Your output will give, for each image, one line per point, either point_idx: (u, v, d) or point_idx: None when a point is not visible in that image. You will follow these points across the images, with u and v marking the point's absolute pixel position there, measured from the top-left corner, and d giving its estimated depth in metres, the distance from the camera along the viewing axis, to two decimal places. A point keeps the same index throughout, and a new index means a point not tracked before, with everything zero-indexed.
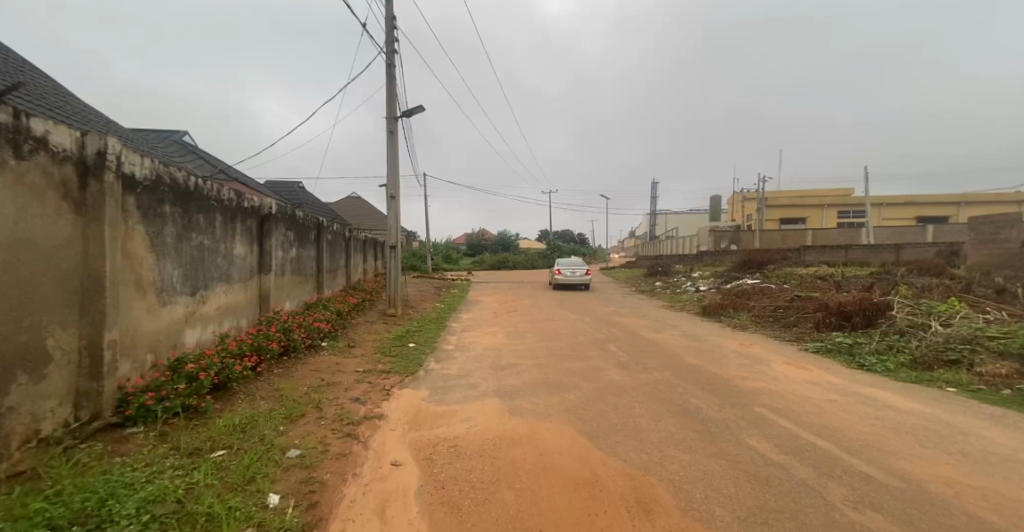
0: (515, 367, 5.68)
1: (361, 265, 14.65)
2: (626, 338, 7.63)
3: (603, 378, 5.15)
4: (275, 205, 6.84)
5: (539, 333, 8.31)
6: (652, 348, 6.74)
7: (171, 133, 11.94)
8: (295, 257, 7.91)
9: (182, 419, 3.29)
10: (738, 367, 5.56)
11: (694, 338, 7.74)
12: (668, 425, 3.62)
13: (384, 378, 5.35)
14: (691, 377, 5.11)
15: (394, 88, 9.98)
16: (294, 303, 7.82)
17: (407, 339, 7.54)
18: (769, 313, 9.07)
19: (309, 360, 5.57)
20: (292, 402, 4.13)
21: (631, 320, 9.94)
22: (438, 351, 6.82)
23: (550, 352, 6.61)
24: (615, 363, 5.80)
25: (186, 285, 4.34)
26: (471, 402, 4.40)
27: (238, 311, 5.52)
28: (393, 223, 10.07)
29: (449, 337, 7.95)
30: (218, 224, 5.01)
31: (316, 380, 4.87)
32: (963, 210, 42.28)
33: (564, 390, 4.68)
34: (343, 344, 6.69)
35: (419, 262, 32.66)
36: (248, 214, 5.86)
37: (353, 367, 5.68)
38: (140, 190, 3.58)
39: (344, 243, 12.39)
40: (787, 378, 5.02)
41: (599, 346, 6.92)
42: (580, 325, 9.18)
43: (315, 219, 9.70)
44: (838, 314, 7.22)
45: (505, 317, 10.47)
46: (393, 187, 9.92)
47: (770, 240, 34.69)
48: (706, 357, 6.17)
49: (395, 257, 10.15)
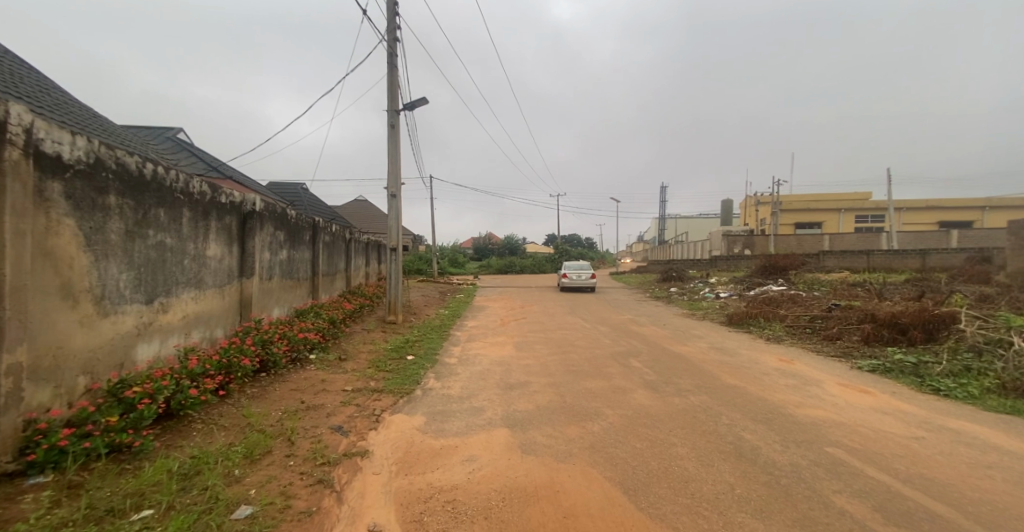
0: (525, 387, 4.94)
1: (362, 269, 14.01)
2: (649, 352, 6.82)
3: (630, 403, 4.37)
4: (262, 202, 6.20)
5: (551, 344, 7.53)
6: (680, 364, 5.93)
7: (164, 129, 11.42)
8: (284, 260, 7.26)
9: (106, 464, 2.60)
10: (787, 390, 4.74)
11: (725, 352, 6.91)
12: (723, 473, 2.83)
13: (374, 399, 4.64)
14: (734, 402, 4.32)
15: (395, 79, 9.35)
16: (283, 310, 7.18)
17: (407, 351, 6.82)
18: (804, 324, 8.23)
19: (291, 378, 4.86)
20: (258, 433, 3.42)
21: (650, 329, 9.16)
22: (439, 365, 6.11)
23: (565, 368, 5.83)
24: (640, 383, 5.02)
25: (140, 292, 3.68)
26: (474, 434, 3.64)
27: (210, 320, 4.85)
28: (394, 223, 9.41)
29: (452, 348, 7.22)
30: (187, 221, 4.36)
31: (294, 404, 4.16)
32: (987, 214, 40.78)
33: (585, 419, 3.92)
34: (333, 357, 5.98)
35: (425, 266, 32.19)
36: (227, 210, 5.22)
37: (340, 386, 4.95)
38: (69, 175, 2.93)
39: (344, 245, 11.77)
40: (851, 406, 4.19)
41: (619, 362, 6.13)
42: (595, 335, 8.39)
43: (312, 218, 9.09)
44: (891, 326, 6.42)
45: (513, 326, 9.70)
46: (393, 184, 9.27)
47: (787, 246, 33.58)
48: (745, 375, 5.36)
49: (397, 260, 9.48)
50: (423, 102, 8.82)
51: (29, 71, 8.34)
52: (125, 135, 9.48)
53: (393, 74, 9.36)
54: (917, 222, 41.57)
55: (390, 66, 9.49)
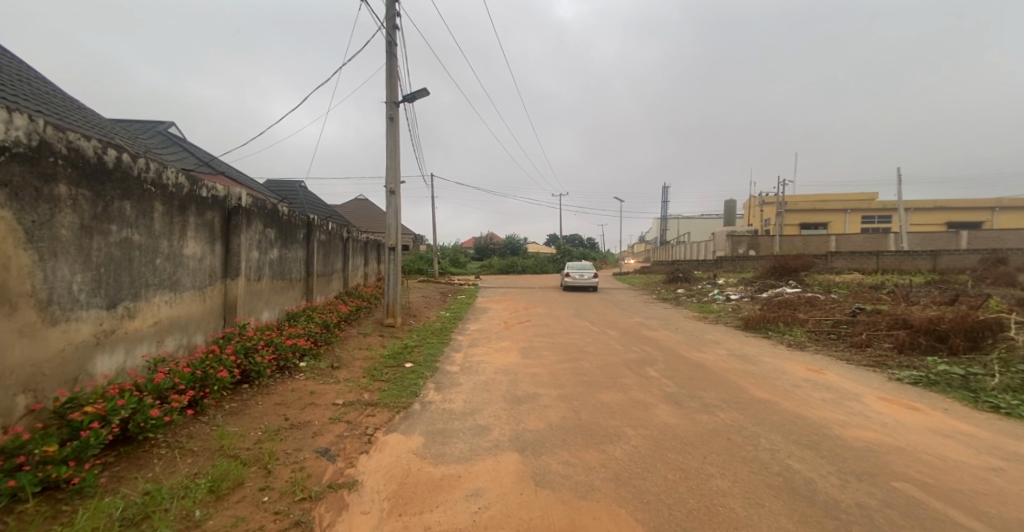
0: (535, 401, 4.47)
1: (360, 269, 13.55)
2: (666, 360, 6.34)
3: (654, 421, 3.89)
4: (249, 197, 5.75)
5: (559, 350, 7.06)
6: (702, 375, 5.46)
7: (155, 123, 10.97)
8: (274, 259, 6.79)
9: (38, 505, 2.13)
10: (827, 406, 4.26)
11: (747, 360, 6.43)
12: (779, 517, 2.37)
13: (368, 414, 4.18)
14: (771, 421, 3.85)
15: (394, 70, 8.91)
16: (273, 313, 6.71)
17: (405, 358, 6.34)
18: (827, 329, 7.75)
19: (276, 391, 4.39)
20: (231, 460, 2.95)
21: (662, 333, 8.70)
22: (439, 373, 5.66)
23: (577, 379, 5.36)
24: (661, 397, 4.55)
25: (99, 295, 3.21)
26: (480, 460, 3.18)
27: (187, 326, 4.38)
28: (393, 221, 8.95)
29: (453, 354, 6.76)
30: (159, 216, 3.89)
31: (276, 422, 3.69)
32: (997, 215, 40.19)
33: (605, 442, 3.46)
34: (325, 366, 5.52)
35: (426, 266, 31.79)
36: (208, 205, 4.76)
37: (331, 399, 4.49)
38: (6, 159, 2.46)
39: (341, 244, 11.33)
40: (905, 427, 3.72)
41: (635, 371, 5.65)
42: (605, 340, 7.92)
43: (306, 216, 8.63)
44: (929, 333, 5.97)
45: (517, 329, 9.23)
46: (393, 180, 8.82)
47: (793, 246, 33.07)
48: (777, 388, 4.88)
49: (395, 260, 9.03)
50: (424, 94, 8.37)
51: (9, 59, 7.91)
52: (112, 128, 9.05)
53: (391, 65, 8.90)
54: (924, 223, 41.02)
55: (389, 56, 9.04)
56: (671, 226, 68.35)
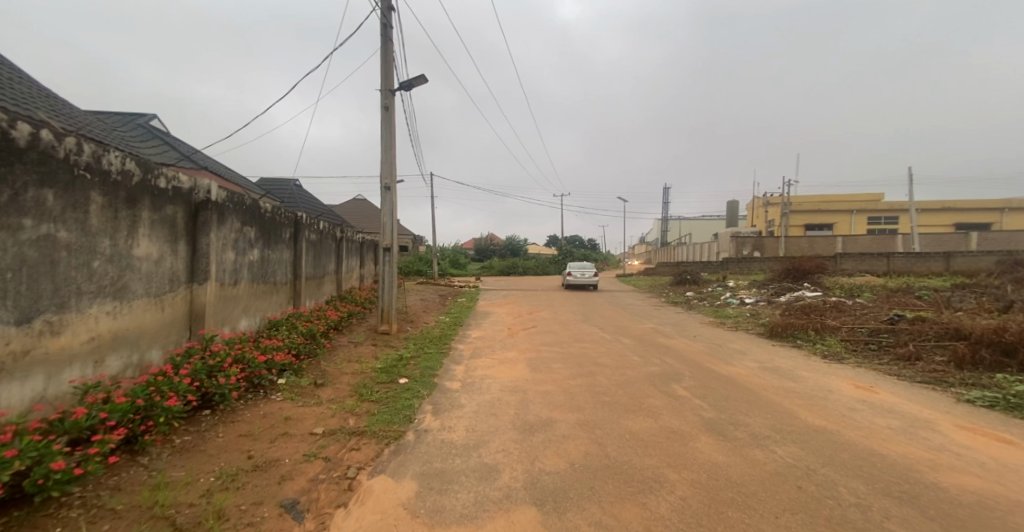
0: (550, 432, 3.77)
1: (355, 271, 12.85)
2: (693, 375, 5.63)
3: (698, 461, 3.18)
4: (222, 190, 5.06)
5: (571, 362, 6.37)
6: (739, 395, 4.75)
7: (136, 116, 10.31)
8: (253, 261, 6.09)
9: None
10: (902, 440, 3.54)
11: (783, 375, 5.73)
12: None
13: (351, 447, 3.48)
14: (842, 461, 3.14)
15: (390, 56, 8.23)
16: (252, 321, 6.01)
17: (400, 373, 5.64)
18: (865, 338, 7.06)
19: (243, 418, 3.67)
20: (164, 523, 2.25)
21: (680, 342, 8.01)
22: (438, 392, 4.97)
23: (595, 399, 4.66)
24: (700, 426, 3.85)
25: (3, 308, 2.52)
26: (488, 519, 2.47)
27: (139, 341, 3.68)
28: (389, 220, 8.26)
29: (454, 367, 6.08)
30: (98, 210, 3.20)
31: (235, 463, 2.98)
32: (1006, 216, 39.53)
33: (644, 490, 2.77)
34: (306, 384, 4.82)
35: (426, 267, 31.14)
36: (168, 198, 4.07)
37: (310, 426, 3.79)
38: None
39: (335, 245, 10.64)
40: (1011, 469, 3.01)
41: (661, 391, 4.94)
42: (620, 350, 7.23)
43: (294, 213, 7.95)
44: (993, 347, 5.33)
45: (523, 337, 8.53)
46: (388, 175, 8.13)
47: (800, 248, 32.42)
48: (832, 413, 4.17)
49: (391, 262, 8.32)
50: (422, 81, 7.70)
51: None
52: (85, 118, 8.38)
53: (387, 50, 8.22)
54: (931, 225, 40.38)
55: (385, 42, 8.36)
56: (673, 227, 67.83)
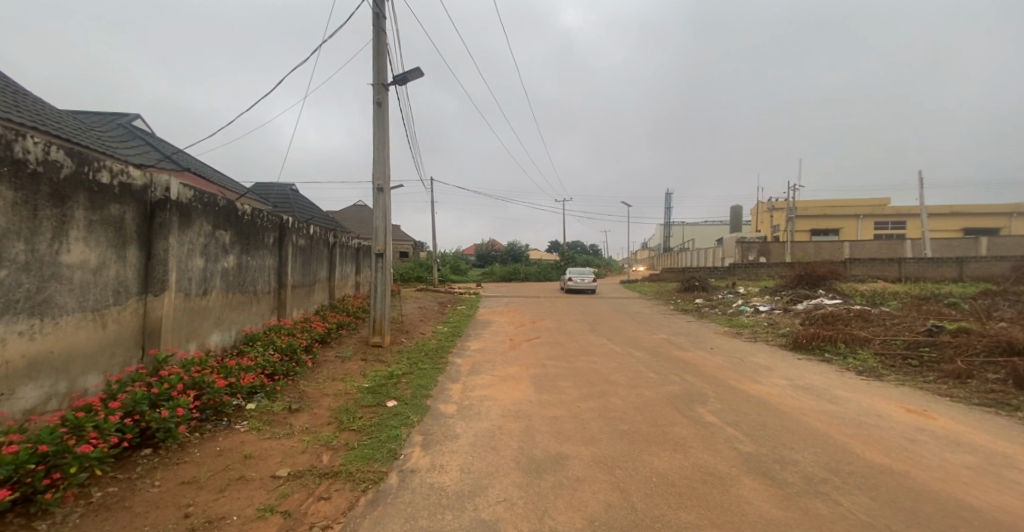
0: (560, 474, 3.14)
1: (349, 278, 12.25)
2: (718, 395, 4.98)
3: (748, 517, 2.54)
4: (186, 189, 4.46)
5: (580, 380, 5.74)
6: (777, 421, 4.10)
7: (118, 116, 9.79)
8: (226, 269, 5.48)
9: None
10: (990, 484, 2.90)
11: (819, 395, 5.08)
12: None
13: (319, 496, 2.84)
14: (929, 517, 2.50)
15: (383, 48, 7.70)
16: (225, 335, 5.38)
17: (388, 394, 5.00)
18: (902, 352, 6.42)
19: (192, 459, 3.04)
20: None
21: (696, 355, 7.38)
22: (430, 418, 4.34)
23: (611, 428, 4.03)
24: (740, 465, 3.21)
25: None
26: None
27: (68, 365, 3.06)
28: (382, 223, 7.66)
29: (450, 387, 5.46)
30: (6, 207, 2.59)
31: (166, 524, 2.34)
32: (1016, 220, 38.84)
33: None
34: (279, 410, 4.20)
35: (426, 273, 30.57)
36: (112, 196, 3.47)
37: (273, 466, 3.16)
38: None
39: (326, 251, 10.04)
40: None
41: (686, 416, 4.30)
42: (632, 365, 6.59)
43: (280, 216, 7.37)
44: None
45: (526, 349, 7.90)
46: (380, 175, 7.57)
47: (807, 253, 31.72)
48: (893, 448, 3.52)
49: (384, 269, 7.71)
50: (417, 74, 7.16)
51: None
52: (58, 116, 7.84)
53: (379, 42, 7.70)
54: (940, 230, 39.65)
55: (377, 33, 7.84)
56: (676, 233, 67.33)
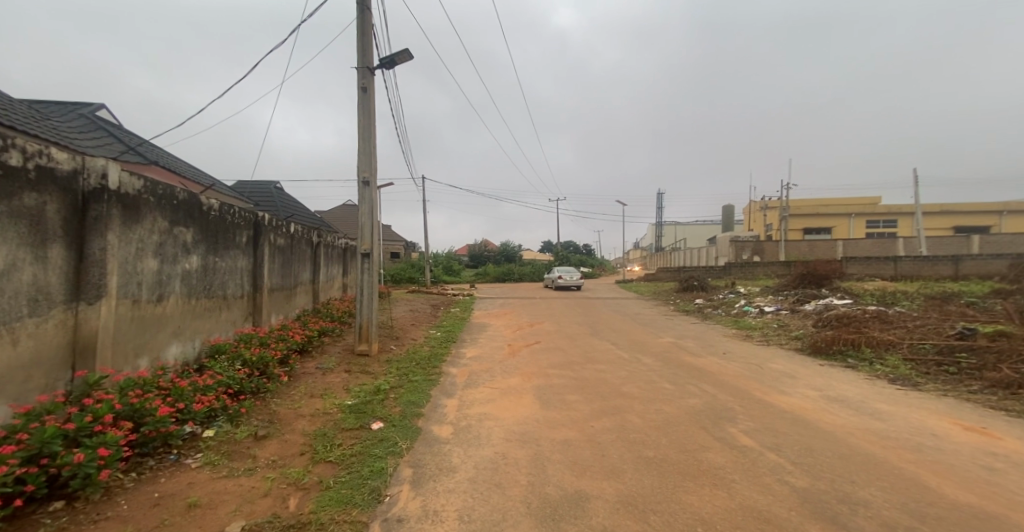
0: (583, 522, 2.53)
1: (335, 280, 11.56)
2: (748, 412, 4.43)
3: None
4: (132, 177, 3.79)
5: (589, 392, 5.15)
6: (824, 445, 3.54)
7: (80, 105, 9.03)
8: (188, 271, 4.79)
9: None
10: None
11: (859, 410, 4.55)
12: None
13: None
14: None
15: (369, 29, 7.07)
16: (186, 348, 4.69)
17: (374, 414, 4.37)
18: (935, 358, 5.95)
19: (118, 514, 2.38)
20: None
21: (710, 362, 6.83)
22: (421, 445, 3.71)
23: (635, 456, 3.44)
24: (801, 508, 2.63)
25: None
26: None
27: None
28: (368, 220, 7.01)
29: (444, 403, 4.84)
30: None
31: None
32: (1005, 219, 39.14)
33: None
34: (242, 438, 3.53)
35: (418, 274, 29.85)
36: (26, 182, 2.80)
37: (224, 519, 2.50)
38: None
39: (309, 252, 9.35)
40: None
41: (718, 439, 3.72)
42: (643, 374, 6.03)
43: (255, 213, 6.68)
44: None
45: (526, 356, 7.31)
46: (366, 168, 6.92)
47: (801, 252, 31.52)
48: (972, 481, 2.97)
49: (371, 270, 7.05)
50: (406, 56, 6.54)
51: None
52: (6, 102, 7.08)
53: (364, 22, 7.07)
54: (932, 228, 39.76)
55: (362, 13, 7.22)
56: (668, 233, 67.30)
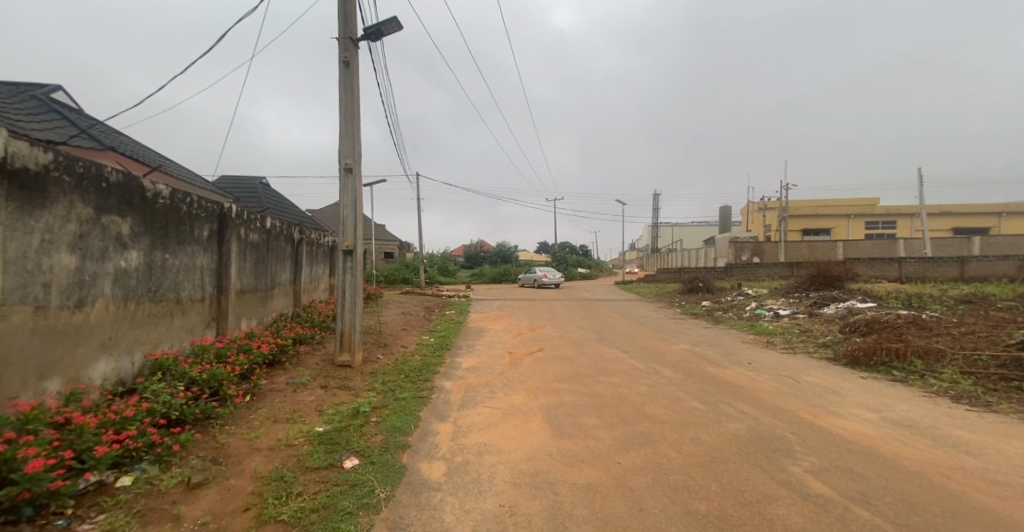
0: None
1: (320, 281, 10.67)
2: (806, 443, 3.62)
3: None
4: (34, 147, 2.95)
5: (608, 415, 4.34)
6: (925, 495, 2.74)
7: (34, 86, 8.14)
8: (123, 269, 3.93)
9: None
10: None
11: (935, 438, 3.78)
12: None
13: None
14: None
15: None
16: (118, 364, 3.84)
17: (348, 447, 3.53)
18: (998, 372, 5.21)
19: None
20: None
21: (737, 374, 6.05)
22: (404, 494, 2.87)
23: (683, 512, 2.62)
24: None
25: None
26: None
27: None
28: (351, 214, 6.18)
29: (435, 429, 4.01)
30: None
31: None
32: (1004, 221, 38.88)
33: None
34: (166, 488, 2.69)
35: (412, 275, 28.97)
36: None
37: None
38: None
39: (289, 250, 8.50)
40: None
41: (784, 485, 2.91)
42: (666, 390, 5.23)
43: (221, 203, 5.83)
44: None
45: (529, 367, 6.49)
46: (348, 153, 6.09)
47: (802, 254, 31.05)
48: None
49: (355, 269, 6.21)
50: (394, 25, 5.73)
51: None
52: None
53: None
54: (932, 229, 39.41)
55: None
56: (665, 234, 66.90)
